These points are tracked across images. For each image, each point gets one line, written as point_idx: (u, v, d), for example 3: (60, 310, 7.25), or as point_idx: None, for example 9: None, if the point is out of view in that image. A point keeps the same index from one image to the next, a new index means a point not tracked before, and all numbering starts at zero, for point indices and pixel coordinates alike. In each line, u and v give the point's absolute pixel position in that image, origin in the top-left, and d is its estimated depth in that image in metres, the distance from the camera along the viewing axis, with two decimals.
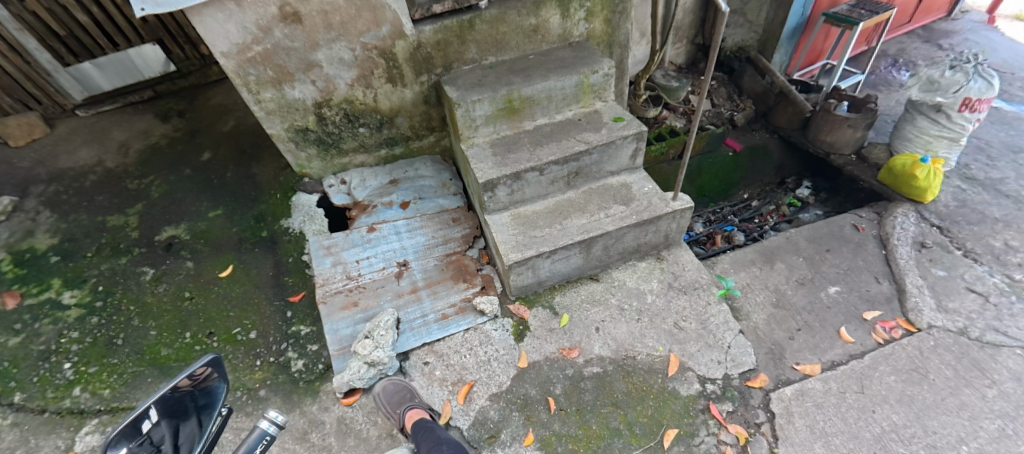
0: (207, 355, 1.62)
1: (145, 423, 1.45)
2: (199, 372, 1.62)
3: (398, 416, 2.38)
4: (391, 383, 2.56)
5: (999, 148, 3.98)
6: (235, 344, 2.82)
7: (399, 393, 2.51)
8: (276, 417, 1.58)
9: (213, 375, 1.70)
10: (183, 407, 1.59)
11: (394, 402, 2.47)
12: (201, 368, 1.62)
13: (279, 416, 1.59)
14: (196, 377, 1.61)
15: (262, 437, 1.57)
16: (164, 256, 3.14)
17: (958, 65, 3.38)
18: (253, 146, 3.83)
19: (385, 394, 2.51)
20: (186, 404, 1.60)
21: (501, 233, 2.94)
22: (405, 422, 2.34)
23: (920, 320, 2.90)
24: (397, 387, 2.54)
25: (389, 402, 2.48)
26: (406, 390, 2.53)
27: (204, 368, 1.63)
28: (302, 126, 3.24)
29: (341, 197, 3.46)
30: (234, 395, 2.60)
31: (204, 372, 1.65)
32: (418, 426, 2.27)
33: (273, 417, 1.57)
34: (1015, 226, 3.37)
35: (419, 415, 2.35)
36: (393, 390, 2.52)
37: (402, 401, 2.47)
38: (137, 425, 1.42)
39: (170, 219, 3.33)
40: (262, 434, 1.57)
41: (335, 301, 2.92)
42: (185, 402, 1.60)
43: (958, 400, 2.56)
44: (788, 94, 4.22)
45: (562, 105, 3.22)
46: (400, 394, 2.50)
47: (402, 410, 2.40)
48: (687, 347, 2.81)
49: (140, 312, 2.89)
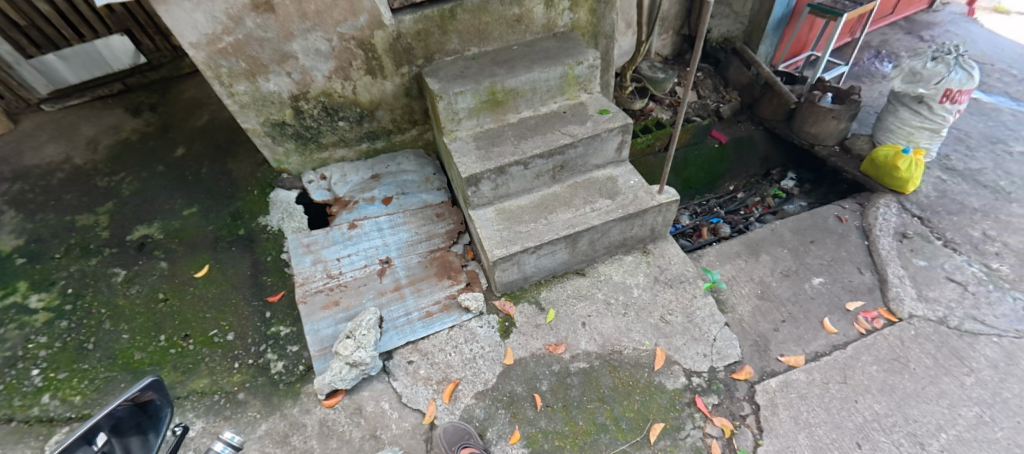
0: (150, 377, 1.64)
1: (97, 439, 1.51)
2: (143, 394, 1.65)
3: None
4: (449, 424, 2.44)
5: (978, 138, 4.03)
6: (212, 347, 2.74)
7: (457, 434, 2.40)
8: (232, 439, 1.82)
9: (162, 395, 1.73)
10: (133, 424, 1.65)
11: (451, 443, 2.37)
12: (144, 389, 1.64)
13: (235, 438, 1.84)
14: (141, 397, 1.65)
15: None
16: (136, 257, 3.03)
17: (940, 57, 3.40)
18: (229, 141, 3.71)
19: (443, 436, 2.39)
20: (134, 422, 1.65)
21: (486, 229, 2.89)
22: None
23: (901, 310, 2.93)
24: (456, 429, 2.42)
25: (447, 443, 2.37)
26: (465, 433, 2.41)
27: (149, 390, 1.66)
28: (278, 119, 3.14)
29: (321, 193, 3.37)
30: (212, 399, 2.53)
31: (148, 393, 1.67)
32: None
33: (229, 438, 1.82)
34: (993, 215, 3.43)
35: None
36: (453, 432, 2.40)
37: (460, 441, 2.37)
38: (87, 440, 1.49)
39: (142, 217, 3.21)
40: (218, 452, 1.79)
41: (315, 300, 2.85)
42: (132, 420, 1.64)
43: (938, 389, 2.59)
44: (773, 86, 4.22)
45: (546, 98, 3.16)
46: (458, 434, 2.39)
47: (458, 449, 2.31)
48: (673, 341, 2.80)
49: (112, 315, 2.79)
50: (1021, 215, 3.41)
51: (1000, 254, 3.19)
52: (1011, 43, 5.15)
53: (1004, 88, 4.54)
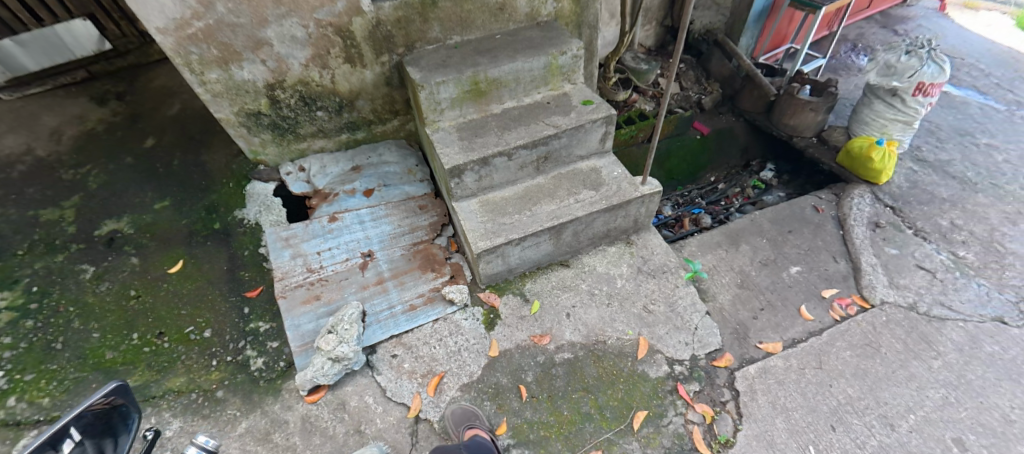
0: (116, 382, 1.56)
1: (65, 443, 1.42)
2: (112, 397, 1.57)
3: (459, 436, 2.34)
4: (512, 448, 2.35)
5: (947, 130, 4.16)
6: (188, 344, 2.66)
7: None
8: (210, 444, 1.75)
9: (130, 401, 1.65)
10: (100, 430, 1.55)
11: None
12: (112, 393, 1.56)
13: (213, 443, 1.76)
14: (109, 402, 1.57)
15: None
16: (105, 252, 2.91)
17: (913, 50, 3.48)
18: (202, 131, 3.58)
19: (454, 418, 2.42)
20: (101, 428, 1.56)
21: (469, 221, 2.86)
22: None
23: (873, 296, 3.03)
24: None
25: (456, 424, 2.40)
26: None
27: (117, 394, 1.58)
28: (254, 109, 3.04)
29: (300, 185, 3.29)
30: (189, 398, 2.47)
31: (113, 398, 1.58)
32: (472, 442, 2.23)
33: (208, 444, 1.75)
34: (961, 205, 3.55)
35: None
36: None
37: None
38: (53, 444, 1.40)
39: (111, 211, 3.08)
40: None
41: (295, 295, 2.79)
42: (99, 426, 1.55)
43: (907, 372, 2.69)
44: (753, 77, 4.27)
45: (530, 88, 3.13)
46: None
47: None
48: (655, 330, 2.84)
49: (80, 313, 2.68)
50: (986, 204, 3.54)
51: (966, 242, 3.32)
52: (980, 38, 5.31)
53: (972, 82, 4.69)
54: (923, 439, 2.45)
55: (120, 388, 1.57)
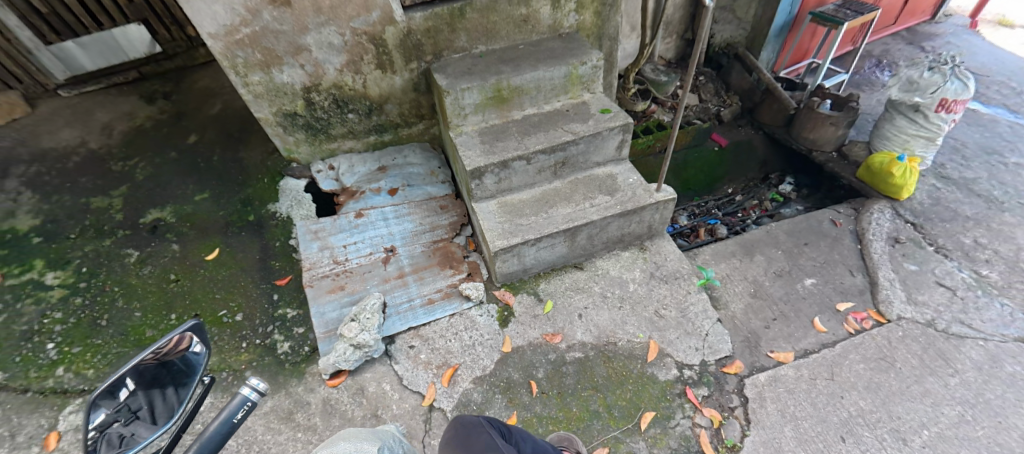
0: (183, 324, 1.46)
1: (122, 391, 1.40)
2: (169, 346, 1.45)
3: None
4: (556, 433, 2.48)
5: (973, 148, 4.09)
6: (221, 326, 2.83)
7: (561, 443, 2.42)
8: (258, 384, 1.26)
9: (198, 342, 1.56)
10: (163, 377, 1.49)
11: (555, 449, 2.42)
12: (179, 334, 1.46)
13: (261, 382, 1.26)
14: (177, 344, 1.48)
15: (243, 403, 1.27)
16: (149, 239, 3.12)
17: (937, 67, 3.46)
18: (241, 130, 3.81)
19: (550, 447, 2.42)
20: (166, 374, 1.49)
21: (488, 221, 2.98)
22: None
23: (889, 312, 3.01)
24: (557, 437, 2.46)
25: None
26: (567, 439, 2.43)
27: (175, 342, 1.46)
28: (290, 110, 3.24)
29: (330, 183, 3.48)
30: (220, 376, 2.63)
31: (183, 338, 1.50)
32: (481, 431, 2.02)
33: (255, 384, 1.25)
34: (985, 224, 3.50)
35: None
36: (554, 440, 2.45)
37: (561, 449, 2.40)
38: (112, 391, 1.38)
39: (155, 201, 3.31)
40: (243, 399, 1.26)
41: (321, 284, 2.95)
42: (161, 373, 1.48)
43: (923, 388, 2.67)
44: (773, 91, 4.30)
45: (551, 96, 3.25)
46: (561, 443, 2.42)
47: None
48: (666, 334, 2.89)
49: (124, 293, 2.89)
50: (1012, 224, 3.48)
51: (990, 261, 3.27)
52: (1011, 56, 5.22)
53: (1002, 100, 4.60)
54: None
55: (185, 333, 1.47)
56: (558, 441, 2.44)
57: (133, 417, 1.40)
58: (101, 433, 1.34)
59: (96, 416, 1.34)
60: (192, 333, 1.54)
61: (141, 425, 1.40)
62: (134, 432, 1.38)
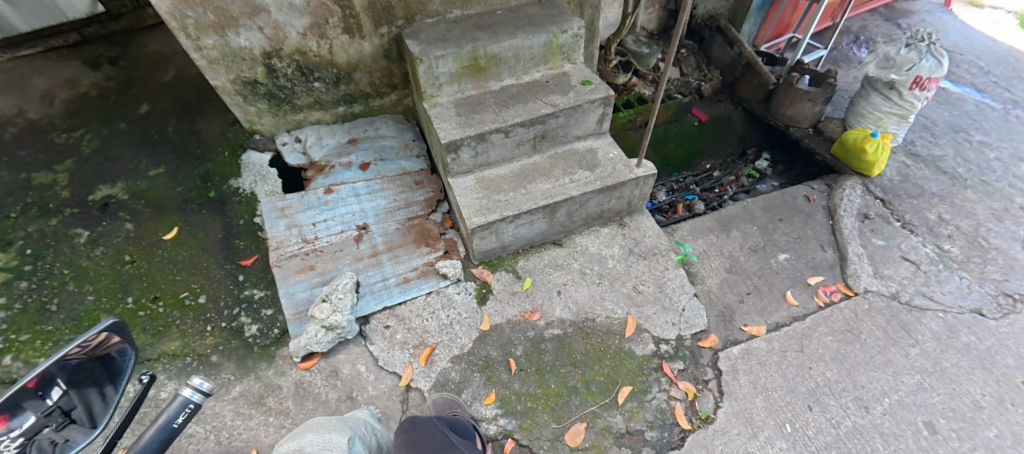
0: (104, 321, 1.36)
1: (53, 392, 1.28)
2: (96, 343, 1.36)
3: None
4: (441, 395, 2.45)
5: (942, 126, 4.17)
6: (183, 310, 2.68)
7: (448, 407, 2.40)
8: (202, 384, 1.27)
9: (127, 338, 1.47)
10: (93, 375, 1.39)
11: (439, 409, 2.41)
12: (105, 329, 1.36)
13: (204, 382, 1.27)
14: (104, 338, 1.38)
15: (185, 405, 1.28)
16: (99, 218, 2.89)
17: (913, 44, 3.42)
18: (198, 99, 3.54)
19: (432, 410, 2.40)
20: (97, 372, 1.40)
21: (465, 197, 2.89)
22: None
23: (857, 284, 3.10)
24: (444, 399, 2.43)
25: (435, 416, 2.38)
26: (453, 402, 2.42)
27: (104, 338, 1.37)
28: (250, 77, 3.01)
29: (296, 156, 3.29)
30: (184, 361, 2.51)
31: (109, 335, 1.40)
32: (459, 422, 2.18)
33: (198, 385, 1.26)
34: (949, 200, 3.59)
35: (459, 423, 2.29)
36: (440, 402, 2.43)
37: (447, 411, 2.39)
38: (40, 392, 1.26)
39: (103, 176, 3.06)
40: (184, 403, 1.27)
41: (290, 264, 2.82)
42: (91, 372, 1.38)
43: (885, 358, 2.77)
44: (753, 66, 4.23)
45: (530, 66, 3.11)
46: (446, 405, 2.41)
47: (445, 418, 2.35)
48: (644, 310, 2.90)
49: (75, 276, 2.67)
50: (974, 200, 3.59)
51: (952, 236, 3.37)
52: (982, 35, 5.30)
53: (971, 79, 4.68)
54: (896, 421, 2.53)
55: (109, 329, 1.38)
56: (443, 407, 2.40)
57: (67, 421, 1.31)
58: (32, 439, 1.22)
59: (23, 420, 1.21)
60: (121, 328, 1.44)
61: (76, 429, 1.32)
62: (69, 438, 1.30)
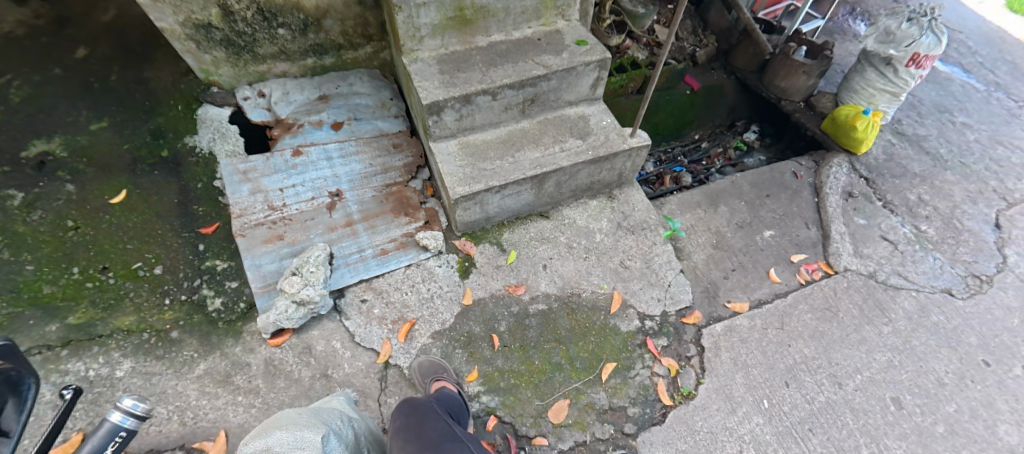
0: None
1: None
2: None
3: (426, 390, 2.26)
4: (427, 359, 2.40)
5: (928, 105, 4.16)
6: (137, 281, 2.45)
7: (435, 370, 2.34)
8: (136, 406, 1.28)
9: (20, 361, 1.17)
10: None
11: (426, 374, 2.34)
12: None
13: (139, 404, 1.29)
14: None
15: (113, 434, 1.24)
16: (35, 177, 2.51)
17: (916, 18, 3.30)
18: (144, 43, 3.04)
19: (421, 370, 2.36)
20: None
21: (447, 164, 2.69)
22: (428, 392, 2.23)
23: (838, 263, 3.12)
24: (431, 363, 2.37)
25: (423, 377, 2.34)
26: (440, 366, 2.36)
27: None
28: (203, 20, 2.66)
29: (260, 113, 2.98)
30: (140, 337, 2.31)
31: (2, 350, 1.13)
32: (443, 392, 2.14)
33: (132, 407, 1.27)
34: (930, 181, 3.62)
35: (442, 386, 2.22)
36: (427, 365, 2.37)
37: (434, 375, 2.32)
38: None
39: (36, 129, 2.61)
40: (114, 429, 1.24)
41: (255, 233, 2.60)
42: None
43: (860, 336, 2.83)
44: (750, 33, 4.07)
45: (520, 21, 2.86)
46: (432, 368, 2.35)
47: (429, 381, 2.29)
48: (630, 285, 2.85)
49: (10, 243, 2.33)
50: (952, 182, 3.63)
51: (929, 217, 3.42)
52: (972, 12, 5.26)
53: (959, 58, 4.66)
54: (866, 397, 2.62)
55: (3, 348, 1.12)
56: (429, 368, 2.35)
57: None
58: None
59: None
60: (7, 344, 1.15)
61: None
62: None
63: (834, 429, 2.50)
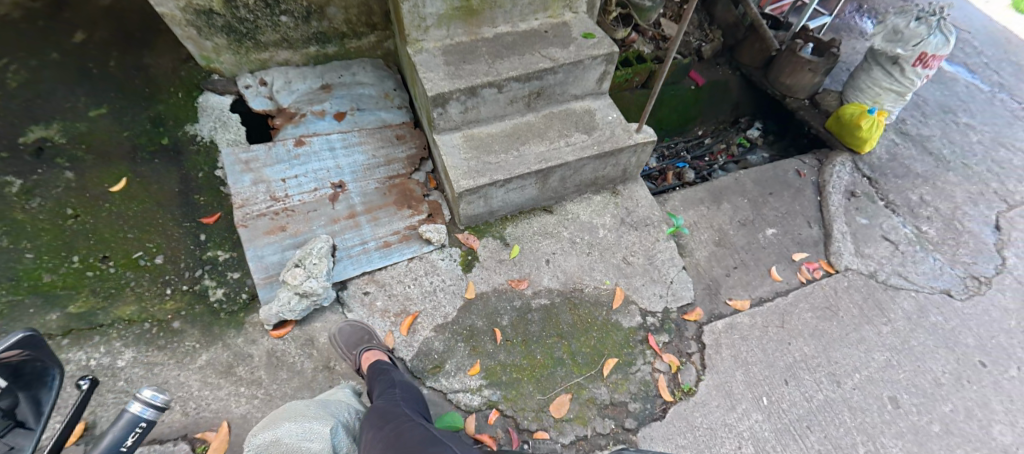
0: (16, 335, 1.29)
1: None
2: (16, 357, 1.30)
3: (355, 356, 2.23)
4: (351, 325, 2.38)
5: (933, 106, 4.16)
6: (138, 271, 2.43)
7: (360, 336, 2.34)
8: (155, 397, 1.37)
9: (45, 357, 1.37)
10: (24, 382, 1.34)
11: (350, 342, 2.31)
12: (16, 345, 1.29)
13: (158, 396, 1.38)
14: (24, 354, 1.32)
15: (134, 425, 1.35)
16: (33, 164, 2.46)
17: (924, 18, 3.30)
18: (143, 28, 2.96)
19: (341, 337, 2.33)
20: (25, 380, 1.35)
21: (452, 157, 2.66)
22: (360, 362, 2.19)
23: (839, 262, 3.13)
24: (354, 329, 2.36)
25: (346, 345, 2.31)
26: (364, 331, 2.36)
27: (22, 354, 1.31)
28: (204, 6, 2.61)
29: (261, 101, 2.94)
30: (142, 327, 2.30)
31: (27, 349, 1.33)
32: (374, 372, 2.09)
33: (153, 398, 1.36)
34: (932, 181, 3.63)
35: (374, 355, 2.21)
36: (350, 332, 2.34)
37: (358, 343, 2.30)
38: None
39: (34, 114, 2.54)
40: (135, 420, 1.35)
41: (258, 224, 2.58)
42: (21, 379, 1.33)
43: (859, 335, 2.85)
44: (757, 29, 4.03)
45: (527, 12, 2.82)
46: (358, 335, 2.33)
47: (359, 350, 2.25)
48: (632, 281, 2.86)
49: (8, 230, 2.28)
50: (954, 183, 3.64)
51: (930, 218, 3.43)
52: (979, 12, 5.23)
53: (964, 58, 4.64)
54: (864, 396, 2.64)
55: (29, 345, 1.32)
56: (354, 334, 2.34)
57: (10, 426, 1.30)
58: None
59: None
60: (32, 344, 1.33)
61: (19, 432, 1.31)
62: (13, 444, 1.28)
63: (832, 427, 2.53)
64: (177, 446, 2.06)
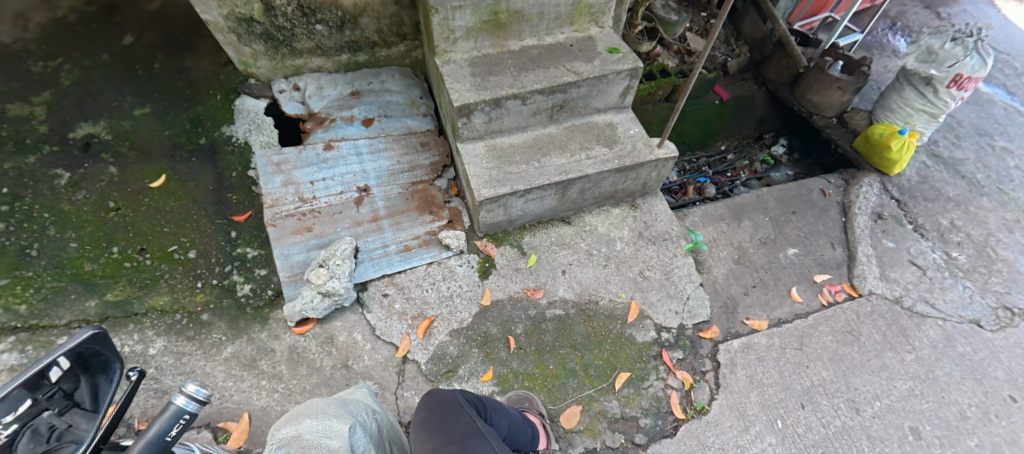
0: (88, 328, 1.42)
1: (53, 373, 1.36)
2: (85, 348, 1.43)
3: None
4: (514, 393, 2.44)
5: (968, 128, 4.04)
6: (172, 264, 2.55)
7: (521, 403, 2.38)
8: (198, 391, 1.37)
9: (107, 349, 1.49)
10: (86, 370, 1.45)
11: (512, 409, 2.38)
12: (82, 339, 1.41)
13: (200, 391, 1.37)
14: (88, 346, 1.44)
15: (178, 417, 1.33)
16: (81, 159, 2.61)
17: (959, 38, 3.22)
18: (187, 32, 3.12)
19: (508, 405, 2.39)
20: (91, 367, 1.46)
21: (474, 166, 2.72)
22: None
23: (862, 286, 3.07)
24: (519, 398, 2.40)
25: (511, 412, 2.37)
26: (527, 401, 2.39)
27: (90, 345, 1.44)
28: (245, 14, 2.74)
29: (294, 106, 3.06)
30: (173, 318, 2.41)
31: (94, 341, 1.45)
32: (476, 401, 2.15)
33: (194, 392, 1.36)
34: (964, 206, 3.52)
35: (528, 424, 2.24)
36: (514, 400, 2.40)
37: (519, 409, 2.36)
38: (40, 375, 1.34)
39: (84, 112, 2.70)
40: (178, 412, 1.33)
41: (285, 224, 2.68)
42: (85, 368, 1.45)
43: (881, 362, 2.78)
44: (785, 46, 4.01)
45: (553, 26, 2.86)
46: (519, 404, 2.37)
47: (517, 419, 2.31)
48: (648, 296, 2.85)
49: (56, 220, 2.44)
50: (988, 208, 3.52)
51: (961, 244, 3.33)
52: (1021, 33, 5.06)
53: (1004, 79, 4.49)
54: (884, 425, 2.58)
55: (94, 337, 1.43)
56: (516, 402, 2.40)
57: (70, 406, 1.38)
58: (26, 424, 1.28)
59: (23, 404, 1.30)
60: (97, 339, 1.45)
61: (78, 414, 1.38)
62: (70, 423, 1.35)
63: None
64: (200, 433, 2.15)
